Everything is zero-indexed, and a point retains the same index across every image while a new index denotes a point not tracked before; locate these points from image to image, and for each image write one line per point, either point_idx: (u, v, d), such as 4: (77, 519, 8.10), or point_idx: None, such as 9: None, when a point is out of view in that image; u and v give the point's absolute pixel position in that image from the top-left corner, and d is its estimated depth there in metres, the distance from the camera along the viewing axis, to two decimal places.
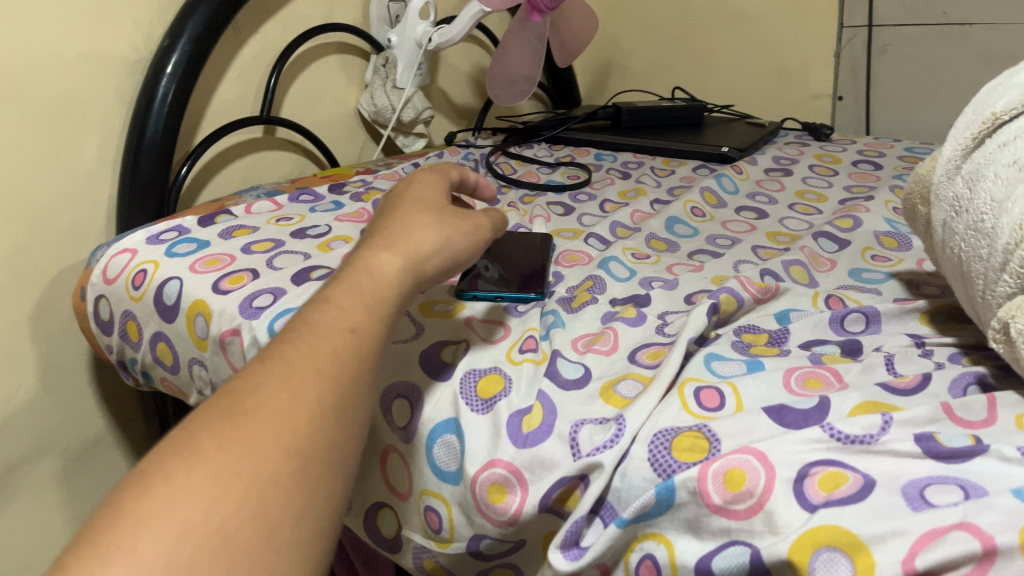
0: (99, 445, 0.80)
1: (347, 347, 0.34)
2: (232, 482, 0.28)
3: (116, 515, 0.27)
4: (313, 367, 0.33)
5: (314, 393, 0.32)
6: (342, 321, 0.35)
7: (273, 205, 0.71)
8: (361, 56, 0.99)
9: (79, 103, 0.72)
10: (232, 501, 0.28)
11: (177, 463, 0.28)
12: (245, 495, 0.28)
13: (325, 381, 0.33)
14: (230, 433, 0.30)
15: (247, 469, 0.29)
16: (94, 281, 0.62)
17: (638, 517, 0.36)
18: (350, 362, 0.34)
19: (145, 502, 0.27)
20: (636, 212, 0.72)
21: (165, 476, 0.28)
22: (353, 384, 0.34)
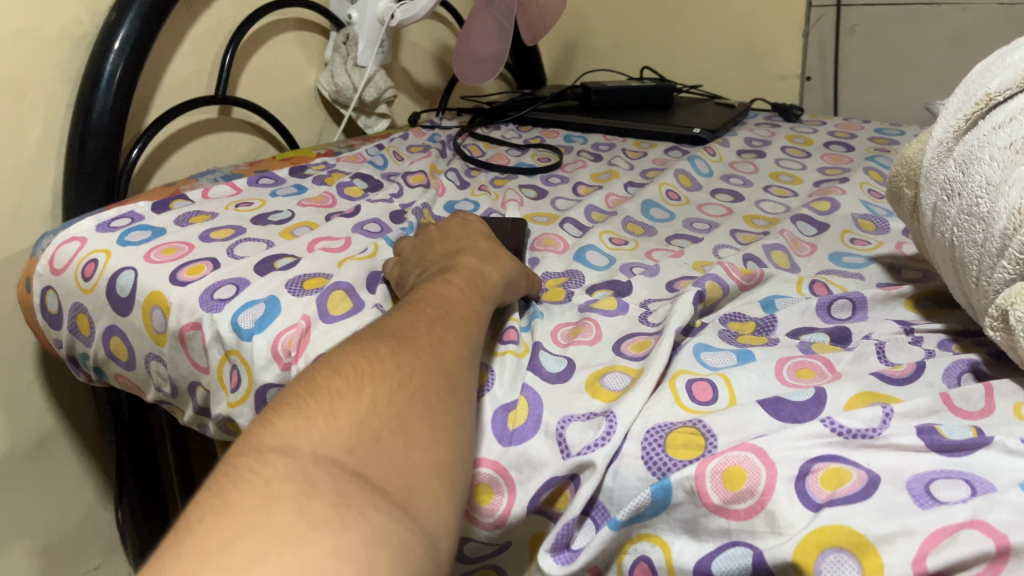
0: (50, 443, 0.76)
1: (465, 321, 0.39)
2: (385, 411, 0.30)
3: (286, 435, 0.28)
4: (437, 330, 0.37)
5: (441, 349, 0.35)
6: (463, 302, 0.40)
7: (231, 189, 0.68)
8: (320, 33, 0.95)
9: (20, 81, 0.68)
10: (389, 426, 0.30)
11: (335, 392, 0.30)
12: (401, 423, 0.30)
13: (450, 342, 0.36)
14: (379, 373, 0.32)
15: (401, 402, 0.31)
16: (40, 272, 0.58)
17: (632, 518, 0.35)
18: (469, 331, 0.38)
19: (313, 424, 0.28)
20: (610, 195, 0.70)
21: (324, 402, 0.30)
22: (473, 350, 0.38)
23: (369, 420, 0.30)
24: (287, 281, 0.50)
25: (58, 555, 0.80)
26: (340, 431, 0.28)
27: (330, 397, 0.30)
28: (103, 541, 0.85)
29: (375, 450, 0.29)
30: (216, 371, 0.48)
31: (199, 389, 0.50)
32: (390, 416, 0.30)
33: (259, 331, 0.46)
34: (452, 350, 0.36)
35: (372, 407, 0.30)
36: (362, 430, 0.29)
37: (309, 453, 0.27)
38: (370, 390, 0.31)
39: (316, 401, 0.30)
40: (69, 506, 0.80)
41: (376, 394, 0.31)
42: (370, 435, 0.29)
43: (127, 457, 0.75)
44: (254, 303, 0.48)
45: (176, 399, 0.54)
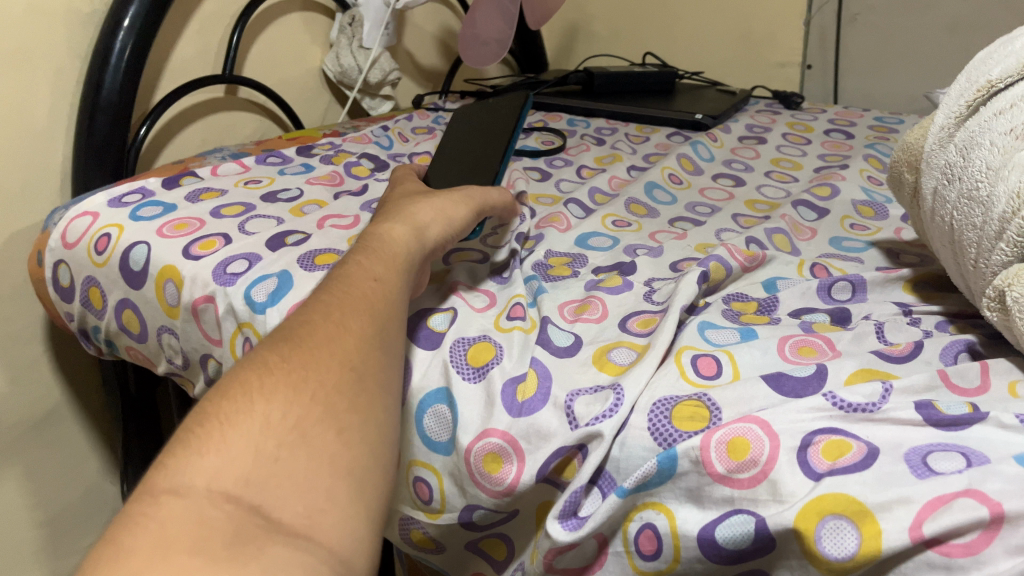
0: (56, 416, 0.77)
1: (370, 301, 0.36)
2: (281, 423, 0.28)
3: (176, 471, 0.26)
4: (338, 319, 0.34)
5: (345, 344, 0.33)
6: (367, 278, 0.37)
7: (239, 167, 0.68)
8: (326, 14, 0.96)
9: (29, 57, 0.68)
10: (287, 441, 0.28)
11: (222, 417, 0.28)
12: (301, 434, 0.28)
13: (353, 331, 0.34)
14: (270, 385, 0.29)
15: (297, 411, 0.29)
16: (52, 246, 0.59)
17: (638, 486, 0.36)
18: (380, 314, 0.36)
19: (204, 456, 0.26)
20: (613, 178, 0.71)
21: (212, 430, 0.27)
22: (384, 334, 0.35)
23: (264, 439, 0.27)
24: (299, 257, 0.51)
25: (63, 526, 0.81)
26: (233, 458, 0.26)
27: (218, 422, 0.28)
28: (107, 513, 0.86)
29: (271, 472, 0.27)
30: (229, 343, 0.49)
31: (211, 361, 0.51)
32: (287, 429, 0.28)
33: (272, 305, 0.47)
34: (358, 340, 0.33)
35: (265, 423, 0.28)
36: (258, 451, 0.27)
37: (203, 491, 0.25)
38: (260, 404, 0.28)
39: (202, 430, 0.27)
40: (74, 479, 0.81)
41: (269, 407, 0.29)
42: (267, 456, 0.27)
43: (132, 430, 0.76)
44: (266, 278, 0.48)
45: (187, 371, 0.55)
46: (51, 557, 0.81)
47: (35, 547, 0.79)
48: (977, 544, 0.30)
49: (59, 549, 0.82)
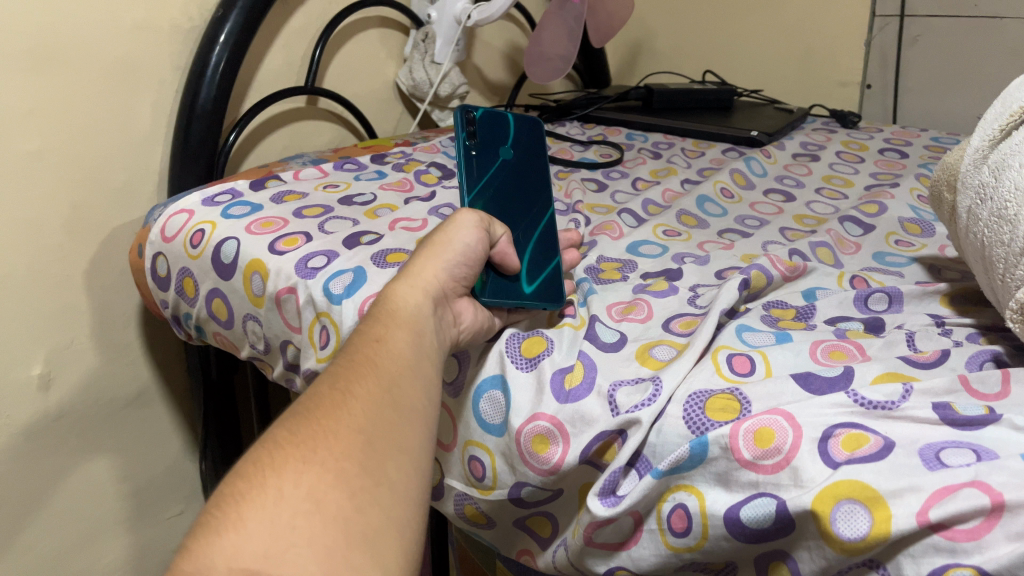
0: (143, 396, 0.84)
1: (374, 365, 0.38)
2: (294, 495, 0.30)
3: (199, 555, 0.28)
4: (345, 387, 0.36)
5: (352, 410, 0.35)
6: (369, 339, 0.39)
7: (319, 172, 0.74)
8: (401, 30, 1.02)
9: (136, 68, 0.75)
10: (301, 509, 0.30)
11: (239, 496, 0.30)
12: (315, 502, 0.30)
13: (360, 396, 0.36)
14: (281, 460, 0.32)
15: (308, 480, 0.31)
16: (152, 239, 0.66)
17: (672, 469, 0.39)
18: (388, 375, 0.37)
19: (222, 538, 0.29)
20: (667, 191, 0.75)
21: (232, 512, 0.30)
22: (393, 392, 0.36)
23: (280, 512, 0.30)
24: (372, 255, 0.56)
25: (147, 499, 0.88)
26: (251, 535, 0.29)
27: (235, 502, 0.30)
28: (186, 489, 0.93)
29: (288, 544, 0.29)
30: (308, 331, 0.54)
31: (291, 347, 0.57)
32: (300, 500, 0.30)
33: (348, 296, 0.51)
34: (365, 404, 0.35)
35: (280, 498, 0.30)
36: (273, 525, 0.29)
37: (222, 571, 0.28)
38: (274, 479, 0.31)
39: (221, 512, 0.30)
40: (158, 455, 0.88)
41: (282, 481, 0.31)
42: (284, 527, 0.29)
43: (212, 412, 0.83)
44: (343, 273, 0.53)
45: (268, 356, 0.60)
46: (135, 527, 0.88)
47: (122, 516, 0.86)
48: (980, 530, 0.33)
49: (143, 520, 0.88)
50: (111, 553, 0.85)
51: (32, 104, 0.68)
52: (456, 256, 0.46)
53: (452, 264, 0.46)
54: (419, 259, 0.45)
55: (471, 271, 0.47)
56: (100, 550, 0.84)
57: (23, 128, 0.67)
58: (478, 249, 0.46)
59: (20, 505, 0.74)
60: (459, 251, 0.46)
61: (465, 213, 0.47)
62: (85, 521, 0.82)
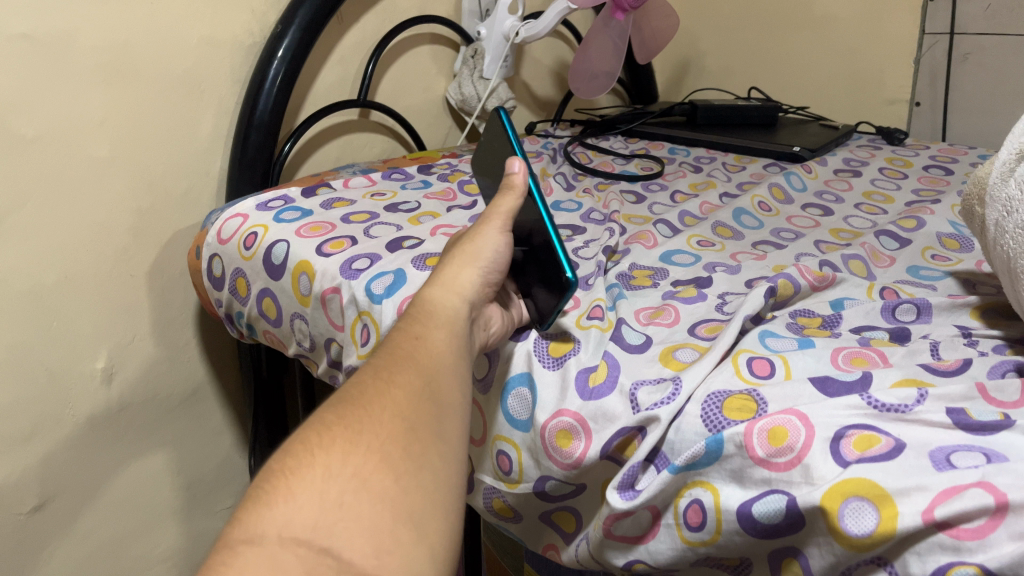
0: (197, 393, 0.89)
1: (416, 360, 0.40)
2: (342, 473, 0.32)
3: (251, 525, 0.30)
4: (388, 377, 0.38)
5: (396, 398, 0.37)
6: (409, 337, 0.41)
7: (367, 181, 0.78)
8: (451, 47, 1.05)
9: (199, 82, 0.80)
10: (348, 487, 0.32)
11: (288, 471, 0.32)
12: (362, 481, 0.32)
13: (403, 386, 0.37)
14: (328, 440, 0.34)
15: (355, 460, 0.33)
16: (209, 241, 0.70)
17: (688, 465, 0.41)
18: (428, 368, 0.39)
19: (272, 508, 0.31)
20: (705, 204, 0.76)
21: (282, 485, 0.32)
22: (434, 384, 0.38)
23: (328, 487, 0.32)
24: (413, 258, 0.58)
25: (199, 492, 0.92)
26: (301, 507, 0.31)
27: (285, 476, 0.32)
28: (235, 484, 0.97)
29: (337, 517, 0.31)
30: (351, 328, 0.57)
31: (334, 344, 0.59)
32: (348, 477, 0.32)
33: (388, 296, 0.54)
34: (408, 393, 0.37)
35: (328, 475, 0.32)
36: (322, 499, 0.31)
37: (274, 539, 0.30)
38: (321, 457, 0.33)
39: (272, 485, 0.32)
40: (209, 450, 0.92)
41: (329, 459, 0.33)
42: (333, 503, 0.31)
43: (261, 410, 0.86)
44: (384, 274, 0.56)
45: (313, 353, 0.63)
46: (187, 518, 0.92)
47: (175, 507, 0.90)
48: (983, 529, 0.33)
49: (194, 513, 0.93)
50: (164, 542, 0.89)
51: (103, 116, 0.72)
52: (486, 265, 0.48)
53: (484, 273, 0.48)
54: (453, 262, 0.47)
55: (500, 275, 0.49)
56: (155, 539, 0.88)
57: (95, 137, 0.72)
58: (503, 256, 0.49)
59: (82, 493, 0.79)
60: (489, 258, 0.48)
61: (489, 218, 0.49)
62: (141, 510, 0.86)
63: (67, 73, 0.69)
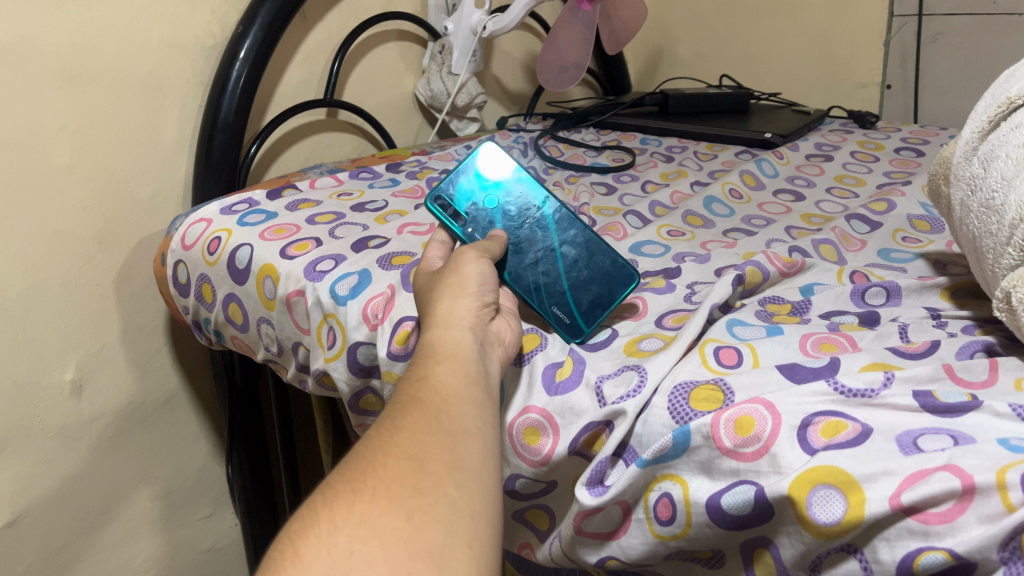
0: (171, 401, 0.87)
1: (420, 402, 0.36)
2: (349, 523, 0.29)
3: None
4: (392, 425, 0.35)
5: (401, 441, 0.34)
6: (411, 382, 0.38)
7: (335, 181, 0.77)
8: (419, 43, 1.04)
9: (160, 85, 0.78)
10: (357, 534, 0.29)
11: (293, 534, 0.30)
12: (369, 527, 0.29)
13: (407, 429, 0.34)
14: (333, 495, 0.31)
15: (361, 509, 0.30)
16: (174, 248, 0.68)
17: (657, 459, 0.40)
18: (433, 405, 0.36)
19: (279, 574, 0.28)
20: (676, 193, 0.76)
21: (288, 547, 0.29)
22: (443, 420, 0.35)
23: (335, 540, 0.29)
24: (378, 258, 0.57)
25: (177, 501, 0.92)
26: (309, 564, 0.28)
27: (290, 539, 0.29)
28: (214, 492, 0.96)
29: (349, 567, 0.28)
30: (316, 332, 0.56)
31: (301, 348, 0.58)
32: (355, 526, 0.29)
33: (353, 298, 0.53)
34: (413, 434, 0.34)
35: (334, 529, 0.29)
36: (330, 552, 0.28)
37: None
38: (326, 513, 0.30)
39: (278, 551, 0.29)
40: (187, 458, 0.91)
41: (333, 513, 0.30)
42: (342, 554, 0.28)
43: (237, 417, 0.85)
44: (349, 275, 0.55)
45: (281, 358, 0.62)
46: (165, 528, 0.91)
47: (152, 518, 0.89)
48: (952, 512, 0.32)
49: (173, 522, 0.92)
50: (143, 553, 0.88)
51: (63, 121, 0.71)
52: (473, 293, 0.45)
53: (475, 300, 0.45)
54: (442, 298, 0.45)
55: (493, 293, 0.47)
56: (133, 550, 0.87)
57: (55, 144, 0.70)
58: (490, 275, 0.47)
59: (54, 508, 0.77)
60: (475, 278, 0.46)
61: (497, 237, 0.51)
62: (119, 522, 0.85)
63: (25, 80, 0.67)
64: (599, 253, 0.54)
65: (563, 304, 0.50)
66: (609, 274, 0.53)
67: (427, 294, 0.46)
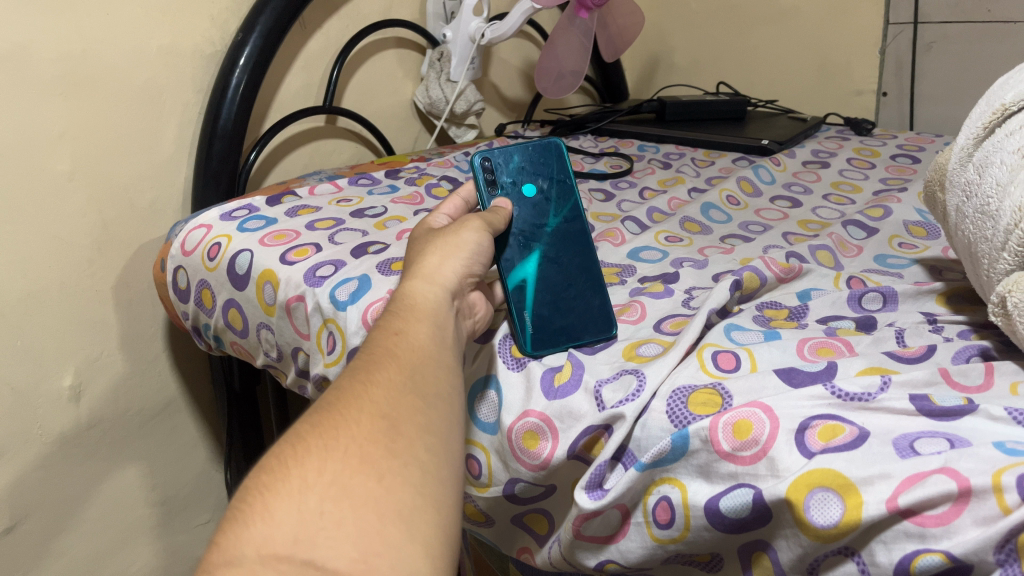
0: (169, 407, 0.88)
1: (395, 357, 0.38)
2: (319, 482, 0.31)
3: (228, 547, 0.30)
4: (365, 378, 0.36)
5: (374, 397, 0.35)
6: (388, 334, 0.40)
7: (334, 187, 0.77)
8: (418, 50, 1.05)
9: (160, 91, 0.79)
10: (326, 495, 0.31)
11: (263, 487, 0.31)
12: (340, 487, 0.31)
13: (381, 384, 0.36)
14: (304, 451, 0.33)
15: (331, 468, 0.32)
16: (173, 253, 0.69)
17: (655, 462, 0.40)
18: (408, 363, 0.38)
19: (250, 528, 0.30)
20: (673, 199, 0.76)
21: (258, 502, 0.31)
22: (415, 379, 0.37)
23: (306, 498, 0.31)
24: (378, 263, 0.58)
25: (175, 507, 0.91)
26: (280, 522, 0.30)
27: (260, 493, 0.31)
28: (211, 499, 0.96)
29: (318, 529, 0.30)
30: (316, 337, 0.56)
31: (301, 353, 0.58)
32: (325, 485, 0.31)
33: (353, 303, 0.54)
34: (387, 392, 0.36)
35: (304, 487, 0.31)
36: (301, 511, 0.30)
37: (253, 558, 0.29)
38: (296, 469, 0.32)
39: (248, 505, 0.31)
40: (185, 465, 0.91)
41: (305, 470, 0.32)
42: (312, 513, 0.30)
43: (235, 422, 0.85)
44: (348, 280, 0.55)
45: (280, 363, 0.62)
46: (163, 535, 0.91)
47: (150, 524, 0.89)
48: (948, 515, 0.33)
49: (171, 529, 0.92)
50: (141, 559, 0.88)
51: (63, 128, 0.71)
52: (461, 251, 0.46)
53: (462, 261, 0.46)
54: (433, 255, 0.46)
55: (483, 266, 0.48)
56: (130, 556, 0.87)
57: (54, 150, 0.71)
58: (487, 246, 0.48)
59: (52, 514, 0.77)
60: (469, 249, 0.46)
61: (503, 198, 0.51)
62: (116, 527, 0.85)
63: (26, 86, 0.68)
64: (586, 296, 0.51)
65: (516, 317, 0.49)
66: (584, 318, 0.50)
67: (419, 247, 0.48)
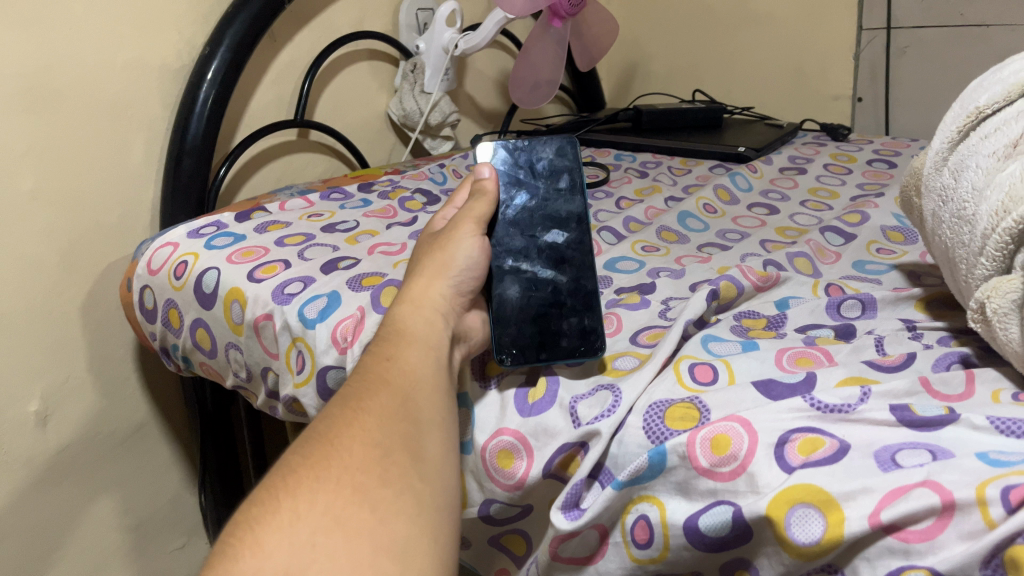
0: (140, 429, 0.85)
1: (388, 383, 0.37)
2: (311, 513, 0.30)
3: None
4: (356, 407, 0.36)
5: (365, 426, 0.34)
6: (380, 360, 0.39)
7: (305, 203, 0.76)
8: (391, 62, 1.04)
9: (126, 108, 0.77)
10: (320, 528, 0.30)
11: (252, 521, 0.30)
12: (333, 519, 0.30)
13: (375, 412, 0.35)
14: (294, 483, 0.32)
15: (324, 500, 0.31)
16: (139, 273, 0.67)
17: (633, 480, 0.39)
18: (401, 389, 0.37)
19: (239, 562, 0.29)
20: (650, 209, 0.75)
21: (248, 535, 0.30)
22: (409, 406, 0.36)
23: (297, 530, 0.30)
24: (347, 279, 0.56)
25: (148, 531, 0.89)
26: (271, 554, 0.29)
27: (250, 526, 0.30)
28: (188, 522, 0.94)
29: (312, 560, 0.28)
30: (285, 356, 0.54)
31: (270, 373, 0.57)
32: (317, 518, 0.30)
33: (322, 320, 0.52)
34: (379, 419, 0.35)
35: (296, 519, 0.30)
36: (293, 543, 0.29)
37: None
38: (288, 501, 0.31)
39: (237, 539, 0.30)
40: (159, 488, 0.89)
41: (296, 502, 0.31)
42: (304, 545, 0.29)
43: (209, 443, 0.83)
44: (317, 297, 0.54)
45: (250, 383, 0.60)
46: (137, 560, 0.88)
47: (123, 550, 0.87)
48: (932, 530, 0.32)
49: (145, 553, 0.89)
50: None
51: (26, 146, 0.69)
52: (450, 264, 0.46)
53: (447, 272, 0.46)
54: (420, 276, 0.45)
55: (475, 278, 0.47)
56: None
57: (17, 170, 0.69)
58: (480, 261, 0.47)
59: (20, 543, 0.75)
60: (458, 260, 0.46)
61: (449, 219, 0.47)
62: (88, 554, 0.82)
63: None
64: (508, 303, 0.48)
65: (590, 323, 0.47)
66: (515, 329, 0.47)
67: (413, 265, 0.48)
